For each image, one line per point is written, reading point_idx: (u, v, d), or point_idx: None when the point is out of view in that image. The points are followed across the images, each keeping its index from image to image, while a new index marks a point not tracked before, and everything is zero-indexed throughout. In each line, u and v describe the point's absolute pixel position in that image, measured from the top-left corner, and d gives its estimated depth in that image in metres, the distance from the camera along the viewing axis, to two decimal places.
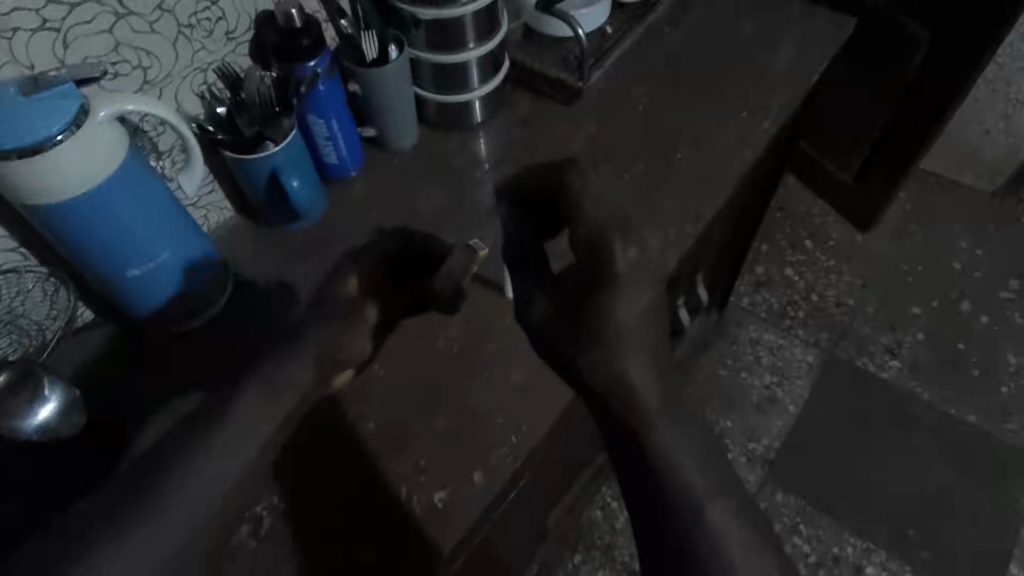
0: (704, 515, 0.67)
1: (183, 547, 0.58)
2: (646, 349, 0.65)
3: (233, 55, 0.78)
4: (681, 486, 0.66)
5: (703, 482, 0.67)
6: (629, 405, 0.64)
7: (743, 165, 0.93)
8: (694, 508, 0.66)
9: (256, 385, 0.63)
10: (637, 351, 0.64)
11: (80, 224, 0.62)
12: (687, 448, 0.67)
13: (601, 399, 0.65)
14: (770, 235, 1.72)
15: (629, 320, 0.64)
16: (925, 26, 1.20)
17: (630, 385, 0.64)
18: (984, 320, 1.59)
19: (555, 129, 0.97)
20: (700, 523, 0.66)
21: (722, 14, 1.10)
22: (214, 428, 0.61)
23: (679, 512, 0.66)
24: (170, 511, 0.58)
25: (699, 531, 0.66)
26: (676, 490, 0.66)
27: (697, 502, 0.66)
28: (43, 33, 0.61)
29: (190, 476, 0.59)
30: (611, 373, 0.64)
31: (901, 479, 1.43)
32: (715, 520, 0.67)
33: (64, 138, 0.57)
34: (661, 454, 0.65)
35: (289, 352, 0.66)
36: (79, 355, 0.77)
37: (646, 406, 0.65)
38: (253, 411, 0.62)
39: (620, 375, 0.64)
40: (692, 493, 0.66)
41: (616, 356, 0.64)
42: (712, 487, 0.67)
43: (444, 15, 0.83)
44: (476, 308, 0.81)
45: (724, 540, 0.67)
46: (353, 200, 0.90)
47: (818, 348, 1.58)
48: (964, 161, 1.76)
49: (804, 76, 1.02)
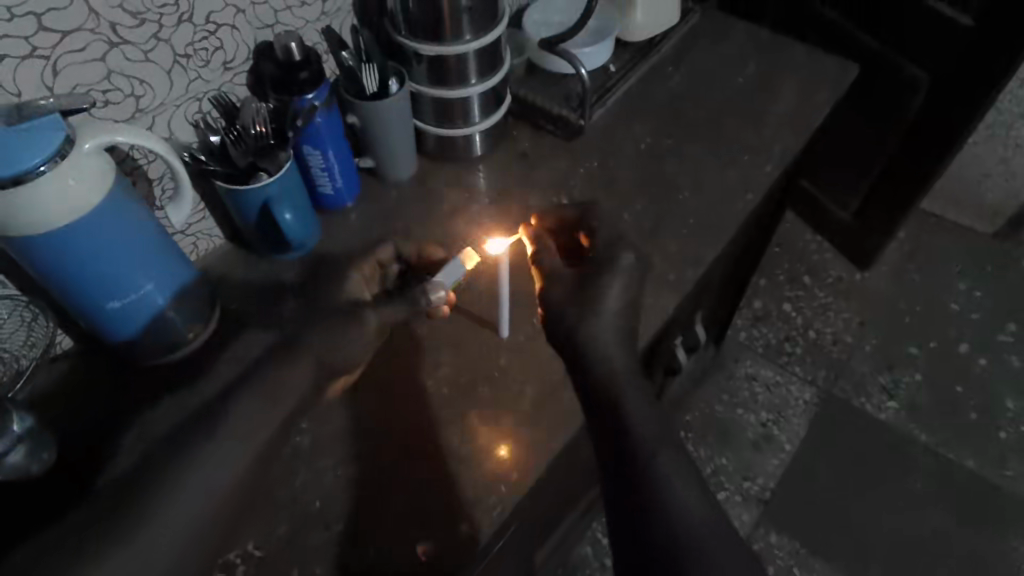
0: (674, 498, 0.60)
1: (200, 526, 0.57)
2: (620, 326, 0.68)
3: (230, 84, 0.77)
4: (651, 468, 0.61)
5: (676, 467, 0.62)
6: (603, 376, 0.65)
7: (742, 205, 0.91)
8: (665, 490, 0.60)
9: (249, 393, 0.65)
10: (612, 327, 0.67)
11: (58, 255, 0.60)
12: (658, 432, 0.63)
13: (579, 369, 0.67)
14: (768, 269, 1.71)
15: (616, 303, 0.68)
16: (923, 69, 1.20)
17: (604, 355, 0.66)
18: (982, 362, 1.56)
19: (555, 163, 0.96)
20: (672, 506, 0.59)
21: (725, 56, 1.10)
22: (201, 442, 0.60)
23: (649, 496, 0.60)
24: (187, 480, 0.58)
25: (670, 514, 0.59)
26: (645, 468, 0.61)
27: (667, 484, 0.60)
28: (32, 60, 0.61)
29: (170, 492, 0.57)
30: (587, 343, 0.66)
31: (898, 524, 1.39)
32: (686, 504, 0.60)
33: (48, 169, 0.55)
34: (629, 426, 0.63)
35: (287, 355, 0.68)
36: (56, 385, 0.74)
37: (618, 380, 0.65)
38: (246, 415, 0.63)
39: (592, 341, 0.66)
40: (661, 473, 0.61)
41: (589, 323, 0.67)
42: (685, 473, 0.61)
43: (446, 52, 0.82)
44: (469, 347, 0.78)
45: (699, 530, 0.58)
46: (347, 231, 0.88)
47: (815, 387, 1.55)
48: (963, 203, 1.76)
49: (806, 119, 1.01)
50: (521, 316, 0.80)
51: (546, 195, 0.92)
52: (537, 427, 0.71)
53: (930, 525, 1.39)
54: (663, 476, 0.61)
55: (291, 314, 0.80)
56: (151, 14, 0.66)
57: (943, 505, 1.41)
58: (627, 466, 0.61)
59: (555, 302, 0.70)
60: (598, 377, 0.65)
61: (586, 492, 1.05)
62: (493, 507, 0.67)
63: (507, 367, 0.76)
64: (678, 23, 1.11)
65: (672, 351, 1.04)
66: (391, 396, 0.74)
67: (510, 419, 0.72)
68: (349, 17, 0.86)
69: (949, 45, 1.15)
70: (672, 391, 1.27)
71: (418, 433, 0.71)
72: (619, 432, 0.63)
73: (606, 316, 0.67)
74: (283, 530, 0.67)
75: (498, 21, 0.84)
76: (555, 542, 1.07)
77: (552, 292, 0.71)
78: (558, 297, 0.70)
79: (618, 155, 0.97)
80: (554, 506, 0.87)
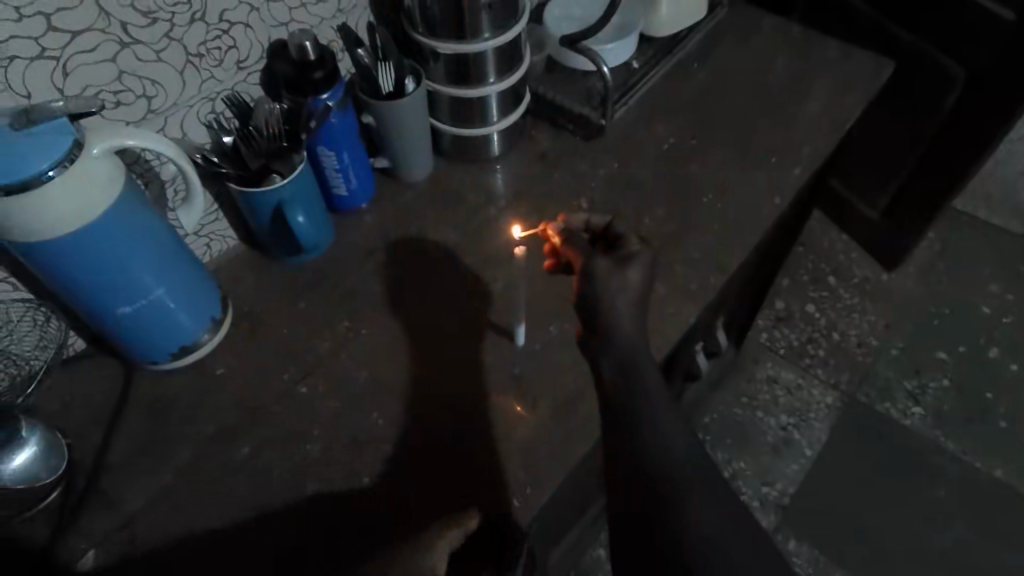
0: (692, 502, 0.51)
1: None
2: (637, 311, 0.60)
3: (244, 84, 0.75)
4: (669, 470, 0.53)
5: (695, 465, 0.54)
6: (626, 360, 0.58)
7: (767, 208, 0.88)
8: (681, 493, 0.52)
9: None
10: (634, 310, 0.59)
11: (69, 261, 0.59)
12: (679, 431, 0.55)
13: (598, 349, 0.59)
14: (792, 269, 1.66)
15: (637, 281, 0.60)
16: (961, 64, 1.14)
17: (627, 340, 0.58)
18: (1013, 368, 1.50)
19: (574, 165, 0.93)
20: (690, 509, 0.51)
21: (753, 52, 1.06)
22: None
23: (665, 490, 0.52)
24: None
25: (684, 519, 0.51)
26: (664, 467, 0.53)
27: (685, 487, 0.52)
28: (41, 61, 0.60)
29: None
30: (612, 323, 0.59)
31: (922, 533, 1.35)
32: (707, 509, 0.51)
33: (56, 174, 0.54)
34: (647, 420, 0.55)
35: None
36: (68, 385, 0.74)
37: (638, 368, 0.57)
38: None
39: (614, 322, 0.59)
40: (680, 476, 0.53)
41: (615, 300, 0.59)
42: (707, 478, 0.53)
43: (464, 50, 0.80)
44: (484, 354, 0.75)
45: (720, 542, 0.50)
46: (361, 232, 0.86)
47: (837, 391, 1.51)
48: (998, 202, 1.69)
49: (835, 118, 0.97)
50: (537, 324, 0.77)
51: (565, 198, 0.90)
52: (552, 440, 0.69)
53: (955, 535, 1.35)
54: (680, 480, 0.52)
55: (304, 319, 0.79)
56: (163, 13, 0.65)
57: (969, 515, 1.37)
58: (639, 461, 0.54)
59: (601, 273, 0.60)
60: (620, 359, 0.58)
61: (598, 499, 1.03)
62: (516, 507, 0.64)
63: (523, 376, 0.73)
64: (704, 17, 1.07)
65: (693, 358, 1.01)
66: (404, 405, 0.72)
67: (526, 431, 0.69)
68: (365, 15, 0.84)
69: (990, 39, 1.09)
70: (691, 394, 1.23)
71: (429, 442, 0.69)
72: (637, 423, 0.55)
73: (628, 297, 0.59)
74: None
75: (517, 18, 0.82)
76: (569, 545, 1.05)
77: (598, 262, 0.61)
78: (605, 269, 0.60)
79: (639, 156, 0.94)
80: (567, 515, 0.85)
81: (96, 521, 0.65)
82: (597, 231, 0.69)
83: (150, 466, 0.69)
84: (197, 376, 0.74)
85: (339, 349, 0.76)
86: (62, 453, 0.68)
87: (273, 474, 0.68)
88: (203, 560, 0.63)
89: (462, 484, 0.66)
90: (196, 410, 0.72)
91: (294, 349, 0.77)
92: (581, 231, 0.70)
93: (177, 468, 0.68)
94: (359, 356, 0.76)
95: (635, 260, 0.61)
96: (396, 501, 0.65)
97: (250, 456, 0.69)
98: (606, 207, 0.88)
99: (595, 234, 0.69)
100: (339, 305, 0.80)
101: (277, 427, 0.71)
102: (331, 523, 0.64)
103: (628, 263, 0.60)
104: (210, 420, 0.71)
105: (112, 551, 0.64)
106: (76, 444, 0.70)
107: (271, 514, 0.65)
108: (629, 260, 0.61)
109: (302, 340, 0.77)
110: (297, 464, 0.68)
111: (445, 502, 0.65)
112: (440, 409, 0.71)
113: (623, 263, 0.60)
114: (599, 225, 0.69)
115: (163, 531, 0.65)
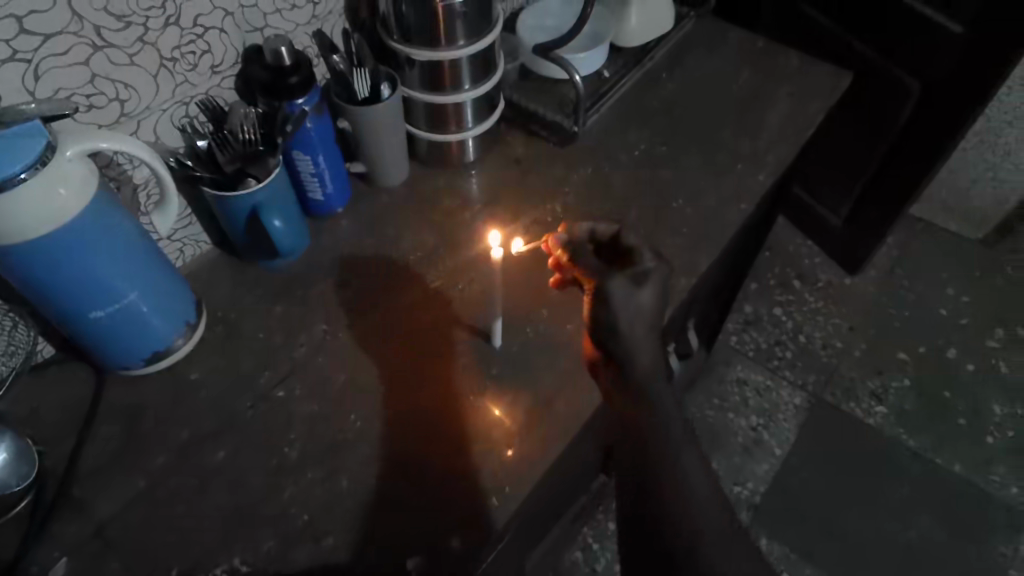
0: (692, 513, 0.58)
1: None
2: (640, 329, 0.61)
3: (217, 88, 0.75)
4: (673, 483, 0.59)
5: (696, 478, 0.59)
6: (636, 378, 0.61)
7: (734, 215, 0.91)
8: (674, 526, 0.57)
9: None
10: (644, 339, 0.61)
11: (37, 267, 0.59)
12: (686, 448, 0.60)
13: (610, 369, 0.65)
14: (759, 274, 1.71)
15: (650, 302, 0.61)
16: (915, 77, 1.20)
17: (643, 371, 0.61)
18: (969, 368, 1.57)
19: (547, 173, 0.95)
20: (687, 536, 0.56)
21: (719, 63, 1.10)
22: None
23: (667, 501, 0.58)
24: None
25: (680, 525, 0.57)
26: (667, 478, 0.59)
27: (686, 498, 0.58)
28: (13, 64, 0.59)
29: None
30: (622, 342, 0.61)
31: (885, 528, 1.40)
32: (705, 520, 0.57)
33: (28, 176, 0.54)
34: (658, 436, 0.60)
35: None
36: (38, 394, 0.73)
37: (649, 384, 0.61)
38: None
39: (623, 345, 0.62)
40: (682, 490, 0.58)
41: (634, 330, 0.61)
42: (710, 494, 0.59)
43: (438, 57, 0.81)
44: (460, 356, 0.76)
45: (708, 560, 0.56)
46: (338, 236, 0.87)
47: (805, 391, 1.56)
48: (951, 208, 1.78)
49: (799, 127, 1.01)
50: (514, 326, 0.79)
51: (539, 203, 0.91)
52: (529, 438, 0.70)
53: (920, 530, 1.40)
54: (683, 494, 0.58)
55: (282, 324, 0.79)
56: (136, 17, 0.65)
57: (932, 510, 1.42)
58: (645, 469, 0.60)
59: (617, 296, 0.61)
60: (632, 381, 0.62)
61: (572, 501, 1.05)
62: (490, 507, 0.66)
63: (500, 378, 0.74)
64: (672, 29, 1.11)
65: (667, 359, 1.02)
66: (383, 406, 0.72)
67: (504, 429, 0.70)
68: (341, 22, 0.85)
69: (939, 50, 1.15)
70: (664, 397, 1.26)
71: (409, 445, 0.70)
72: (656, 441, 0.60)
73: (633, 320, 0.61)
74: (269, 546, 0.64)
75: (492, 27, 0.84)
76: (545, 548, 1.06)
77: (613, 284, 0.61)
78: (620, 291, 0.61)
79: (610, 163, 0.96)
80: (543, 516, 0.86)
81: (65, 531, 0.64)
82: (603, 241, 0.68)
83: (123, 472, 0.67)
84: (171, 381, 0.74)
85: (316, 352, 0.76)
86: (32, 458, 0.66)
87: (251, 479, 0.67)
88: (183, 567, 0.62)
89: (442, 484, 0.67)
90: (171, 415, 0.71)
91: (272, 354, 0.76)
92: (586, 242, 0.68)
93: (152, 476, 0.67)
94: (337, 360, 0.76)
95: (650, 279, 0.61)
96: (375, 504, 0.66)
97: (226, 460, 0.69)
98: (581, 211, 0.91)
99: (600, 245, 0.68)
100: (316, 308, 0.80)
101: (254, 432, 0.71)
102: (313, 542, 0.64)
103: (642, 283, 0.61)
104: (186, 425, 0.71)
105: (87, 558, 0.63)
106: (48, 450, 0.69)
107: (251, 522, 0.65)
108: (643, 277, 0.61)
109: (279, 344, 0.77)
110: (275, 467, 0.68)
111: (425, 505, 0.66)
112: (417, 412, 0.72)
113: (637, 282, 0.61)
114: (605, 234, 0.69)
115: (137, 537, 0.64)
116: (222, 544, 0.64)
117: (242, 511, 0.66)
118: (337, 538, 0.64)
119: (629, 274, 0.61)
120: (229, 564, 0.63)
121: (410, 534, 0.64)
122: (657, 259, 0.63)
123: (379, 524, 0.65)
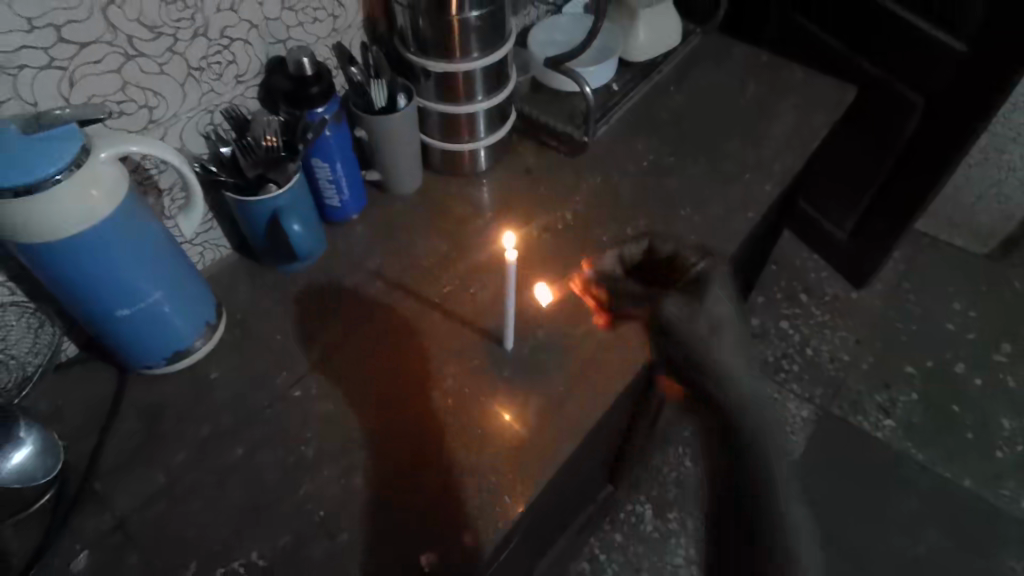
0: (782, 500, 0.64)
1: None
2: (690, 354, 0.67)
3: (241, 97, 0.78)
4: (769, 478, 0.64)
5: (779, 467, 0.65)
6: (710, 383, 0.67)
7: (742, 224, 0.93)
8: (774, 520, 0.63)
9: None
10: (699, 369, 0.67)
11: (68, 266, 0.61)
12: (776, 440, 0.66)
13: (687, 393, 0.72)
14: (765, 287, 1.72)
15: (722, 315, 0.67)
16: (919, 93, 1.23)
17: (729, 384, 0.66)
18: (977, 382, 1.57)
19: (557, 182, 0.97)
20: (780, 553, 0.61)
21: (725, 77, 1.12)
22: None
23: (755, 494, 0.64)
24: None
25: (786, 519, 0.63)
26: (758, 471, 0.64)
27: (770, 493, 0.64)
28: (50, 71, 0.62)
29: None
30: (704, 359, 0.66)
31: (895, 541, 1.39)
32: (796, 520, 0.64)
33: (62, 177, 0.56)
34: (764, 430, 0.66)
35: None
36: (61, 391, 0.74)
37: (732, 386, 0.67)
38: None
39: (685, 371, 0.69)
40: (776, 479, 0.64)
41: (715, 359, 0.66)
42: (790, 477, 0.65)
43: (453, 68, 0.84)
44: (472, 358, 0.78)
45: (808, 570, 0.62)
46: (353, 242, 0.89)
47: (812, 404, 1.56)
48: (957, 223, 1.79)
49: (805, 139, 1.03)
50: (524, 330, 0.80)
51: (550, 212, 0.93)
52: (539, 439, 0.71)
53: (929, 544, 1.39)
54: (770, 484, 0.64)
55: (298, 326, 0.80)
56: (167, 28, 0.68)
57: (941, 524, 1.41)
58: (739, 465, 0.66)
59: (676, 316, 0.66)
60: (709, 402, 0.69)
61: (579, 511, 1.05)
62: (494, 515, 0.66)
63: (510, 379, 0.76)
64: (679, 45, 1.13)
65: None
66: (396, 406, 0.74)
67: (515, 430, 0.72)
68: (359, 35, 0.88)
69: (941, 67, 1.18)
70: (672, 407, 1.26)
71: (421, 444, 0.71)
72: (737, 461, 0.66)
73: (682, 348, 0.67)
74: (285, 541, 0.65)
75: (505, 40, 0.87)
76: (552, 557, 1.06)
77: (671, 304, 0.67)
78: (679, 310, 0.67)
79: (620, 173, 0.98)
80: (550, 523, 0.87)
81: (86, 524, 0.65)
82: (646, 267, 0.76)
83: (143, 468, 0.69)
84: (191, 380, 0.75)
85: (331, 354, 0.78)
86: (57, 454, 0.67)
87: (268, 475, 0.69)
88: (200, 561, 0.63)
89: (454, 482, 0.68)
90: (190, 413, 0.73)
91: (288, 354, 0.78)
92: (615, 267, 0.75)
93: (171, 472, 0.69)
94: (352, 361, 0.77)
95: (707, 292, 0.68)
96: (389, 501, 0.67)
97: (244, 457, 0.70)
98: (590, 219, 0.92)
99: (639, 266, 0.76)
100: (332, 311, 0.82)
101: (272, 429, 0.72)
102: (328, 538, 0.65)
103: (701, 298, 0.68)
104: (205, 423, 0.72)
105: (106, 551, 0.64)
106: (71, 446, 0.70)
107: (267, 518, 0.66)
108: (703, 291, 0.68)
109: (296, 345, 0.79)
110: (292, 464, 0.70)
111: (438, 503, 0.67)
112: (426, 416, 0.73)
113: (694, 298, 0.68)
114: (636, 255, 0.76)
115: (157, 531, 0.65)
116: (238, 539, 0.65)
117: (259, 507, 0.67)
118: (352, 534, 0.65)
119: (684, 293, 0.68)
120: (245, 558, 0.64)
121: (422, 530, 0.65)
122: (709, 268, 0.70)
123: (392, 520, 0.66)
